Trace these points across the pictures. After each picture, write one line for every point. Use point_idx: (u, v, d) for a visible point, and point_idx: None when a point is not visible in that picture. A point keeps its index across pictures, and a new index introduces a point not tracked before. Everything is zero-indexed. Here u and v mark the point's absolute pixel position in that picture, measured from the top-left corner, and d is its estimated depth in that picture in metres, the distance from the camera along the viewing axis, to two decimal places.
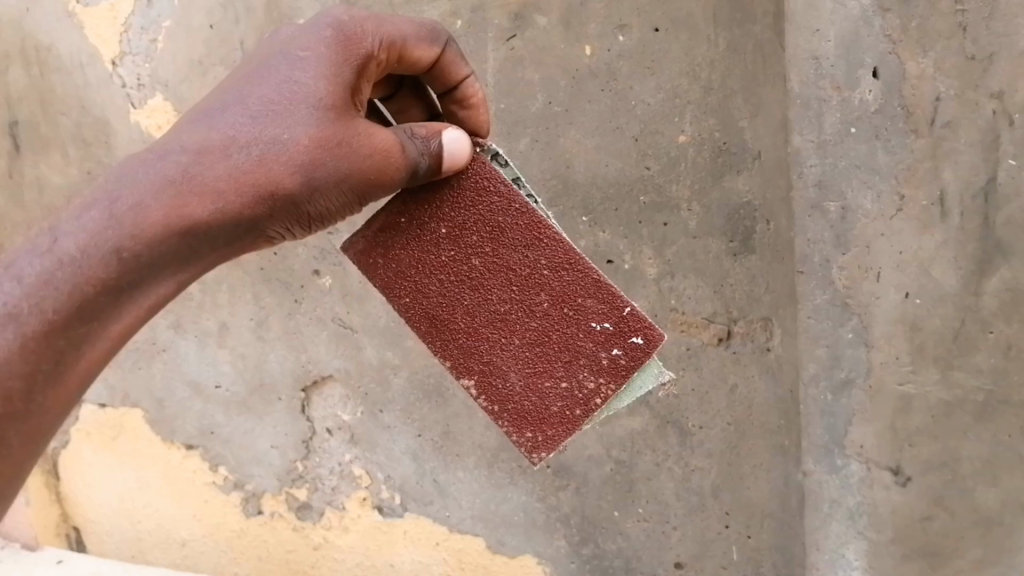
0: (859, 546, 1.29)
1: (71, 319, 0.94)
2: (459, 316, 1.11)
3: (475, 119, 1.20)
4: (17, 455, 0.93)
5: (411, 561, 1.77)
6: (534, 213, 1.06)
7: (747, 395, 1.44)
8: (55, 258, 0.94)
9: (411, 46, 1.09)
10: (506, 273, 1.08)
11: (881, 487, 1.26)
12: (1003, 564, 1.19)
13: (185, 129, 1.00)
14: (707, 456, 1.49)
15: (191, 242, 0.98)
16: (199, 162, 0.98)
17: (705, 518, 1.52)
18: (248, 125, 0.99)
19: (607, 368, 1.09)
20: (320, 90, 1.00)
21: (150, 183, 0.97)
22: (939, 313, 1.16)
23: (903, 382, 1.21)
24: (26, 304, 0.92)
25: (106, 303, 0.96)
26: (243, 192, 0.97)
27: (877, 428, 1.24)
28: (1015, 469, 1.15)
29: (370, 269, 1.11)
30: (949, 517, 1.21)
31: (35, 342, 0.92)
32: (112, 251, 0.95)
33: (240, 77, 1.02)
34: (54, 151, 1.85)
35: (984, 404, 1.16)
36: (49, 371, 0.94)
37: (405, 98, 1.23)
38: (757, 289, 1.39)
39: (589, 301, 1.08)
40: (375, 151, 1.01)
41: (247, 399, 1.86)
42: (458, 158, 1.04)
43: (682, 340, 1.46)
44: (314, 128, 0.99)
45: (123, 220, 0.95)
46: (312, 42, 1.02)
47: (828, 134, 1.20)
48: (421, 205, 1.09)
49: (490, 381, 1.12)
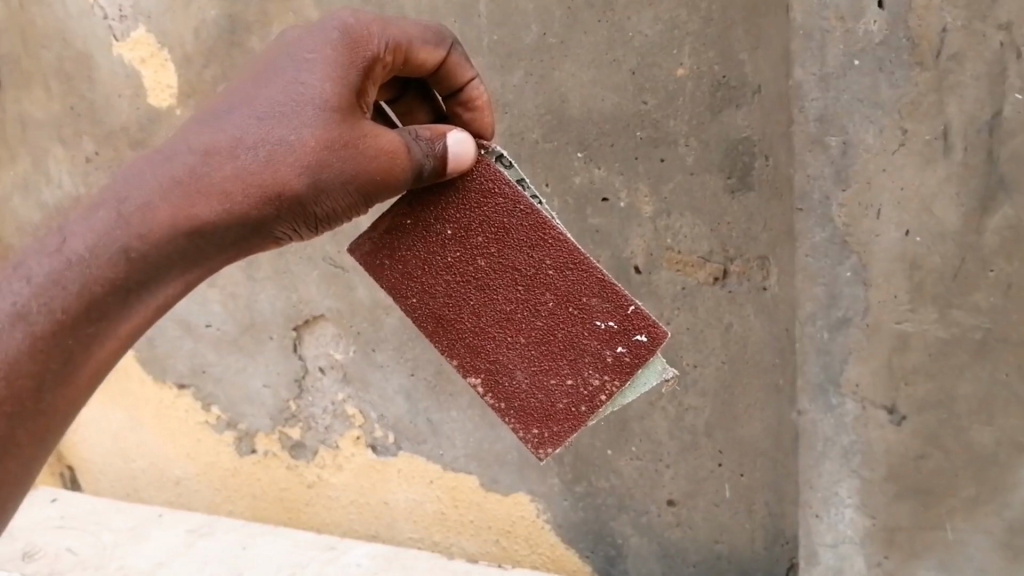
0: (852, 484, 1.28)
1: (78, 319, 0.95)
2: (465, 316, 1.12)
3: (480, 122, 1.19)
4: (25, 453, 0.94)
5: (405, 499, 1.79)
6: (538, 214, 1.07)
7: (742, 333, 1.42)
8: (62, 259, 0.95)
9: (417, 49, 1.09)
10: (511, 273, 1.09)
11: (876, 427, 1.25)
12: (995, 503, 1.23)
13: (192, 131, 1.01)
14: (701, 395, 1.48)
15: (197, 243, 0.99)
16: (206, 163, 0.98)
17: (698, 456, 1.52)
18: (255, 126, 0.99)
19: (612, 365, 1.09)
20: (326, 91, 1.00)
21: (158, 184, 0.98)
22: (939, 251, 1.16)
23: (901, 321, 1.20)
24: (36, 304, 0.94)
25: (113, 304, 0.97)
26: (250, 193, 0.98)
27: (873, 367, 1.23)
28: (1010, 407, 1.18)
29: (378, 271, 1.12)
30: (943, 456, 1.23)
31: (44, 342, 0.93)
32: (118, 251, 0.96)
33: (248, 79, 1.03)
34: (38, 86, 1.81)
35: (982, 342, 1.17)
36: (56, 370, 0.95)
37: (411, 100, 1.21)
38: (755, 227, 1.37)
39: (593, 300, 1.08)
40: (381, 152, 1.01)
41: (239, 338, 1.84)
42: (463, 160, 1.05)
43: (677, 279, 1.44)
44: (321, 128, 0.99)
45: (130, 220, 0.96)
46: (319, 43, 1.02)
47: (831, 67, 1.15)
48: (427, 206, 1.09)
49: (497, 378, 1.13)
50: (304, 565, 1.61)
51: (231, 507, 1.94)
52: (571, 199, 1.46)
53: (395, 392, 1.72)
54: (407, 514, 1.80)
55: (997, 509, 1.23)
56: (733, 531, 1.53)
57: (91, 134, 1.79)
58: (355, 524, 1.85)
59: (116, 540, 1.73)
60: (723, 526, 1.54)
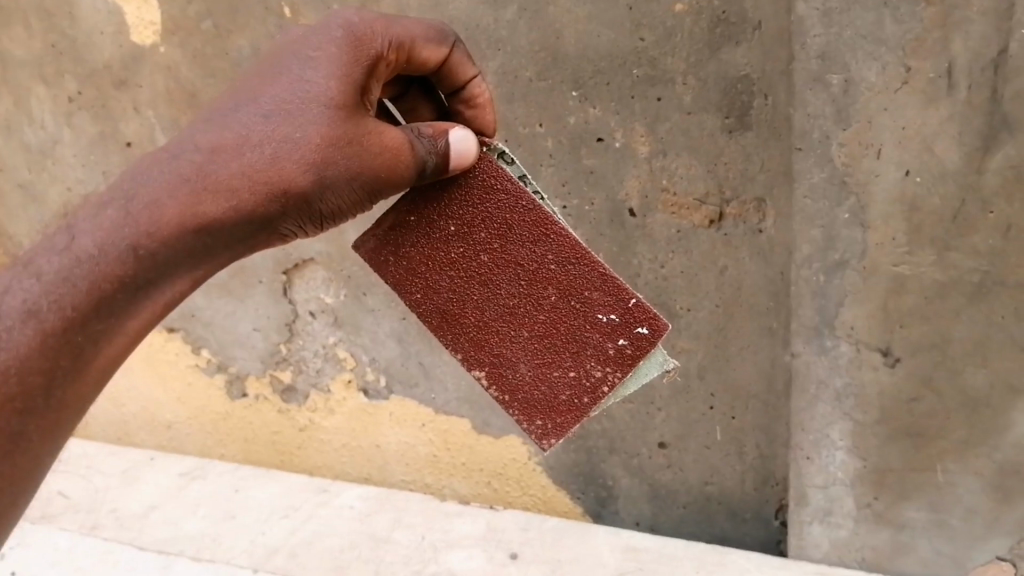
0: (845, 427, 1.32)
1: (88, 316, 0.90)
2: (469, 310, 1.10)
3: (481, 120, 1.17)
4: (33, 451, 0.88)
5: (397, 441, 1.79)
6: (540, 210, 1.05)
7: (736, 276, 1.41)
8: (72, 256, 0.91)
9: (419, 47, 1.07)
10: (514, 268, 1.07)
11: (870, 369, 1.27)
12: (986, 445, 1.24)
13: (198, 129, 0.97)
14: (694, 338, 1.47)
15: (206, 241, 0.95)
16: (213, 160, 0.95)
17: (690, 399, 1.52)
18: (261, 123, 0.96)
19: (614, 357, 1.08)
20: (331, 89, 0.98)
21: (166, 182, 0.94)
22: (940, 191, 1.14)
23: (898, 263, 1.19)
24: (46, 299, 0.89)
25: (123, 301, 0.92)
26: (257, 190, 0.95)
27: (869, 310, 1.24)
28: (1005, 351, 1.18)
29: (382, 268, 1.10)
30: (937, 397, 1.24)
31: (53, 338, 0.88)
32: (128, 247, 0.92)
33: (253, 77, 1.00)
34: (16, 23, 1.72)
35: (979, 285, 1.16)
36: (66, 367, 0.89)
37: (415, 97, 1.20)
38: (752, 168, 1.34)
39: (595, 293, 1.07)
40: (385, 150, 0.99)
41: (227, 281, 1.81)
42: (465, 158, 1.04)
43: (672, 222, 1.42)
44: (326, 126, 0.96)
45: (139, 217, 0.92)
46: (323, 42, 1.00)
47: (834, 2, 1.12)
48: (430, 203, 1.07)
49: (501, 371, 1.12)
50: (297, 508, 1.62)
51: (223, 450, 1.94)
52: (565, 140, 1.43)
53: (386, 336, 1.71)
54: (399, 456, 1.80)
55: (988, 451, 1.24)
56: (724, 473, 1.54)
57: (74, 72, 1.72)
58: (347, 466, 1.85)
59: (108, 483, 1.73)
60: (714, 468, 1.55)
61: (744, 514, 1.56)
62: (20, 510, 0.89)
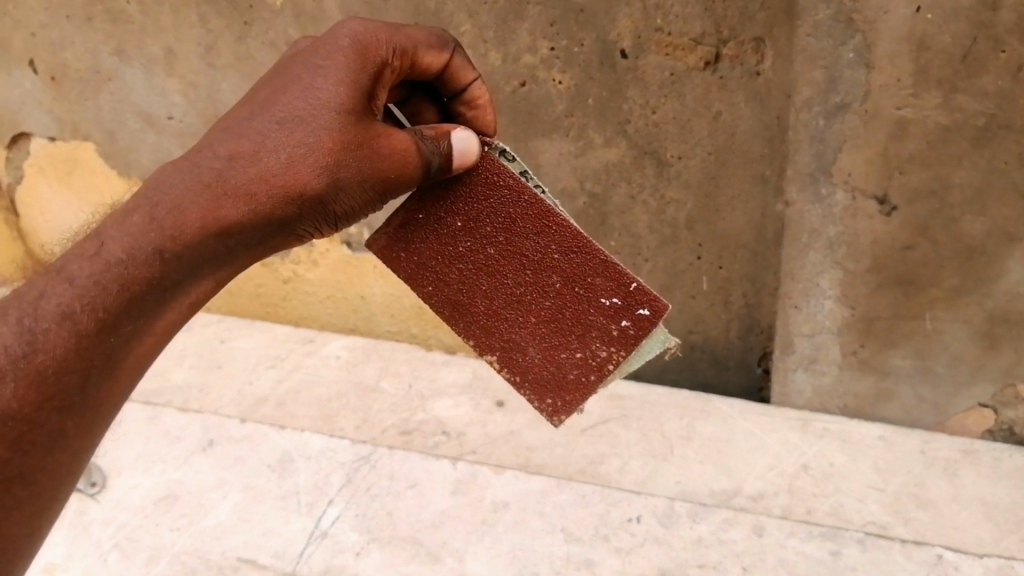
0: (835, 275, 1.33)
1: (118, 317, 0.81)
2: (478, 299, 1.06)
3: (482, 120, 1.08)
4: (72, 446, 0.80)
5: (381, 293, 1.77)
6: (541, 203, 1.01)
7: (730, 122, 1.33)
8: (100, 262, 0.82)
9: (422, 53, 1.00)
10: (520, 259, 1.03)
11: (865, 217, 1.26)
12: (977, 293, 1.26)
13: (213, 137, 0.89)
14: (684, 188, 1.42)
15: (228, 245, 0.88)
16: (232, 167, 0.87)
17: (677, 250, 1.48)
18: (275, 130, 0.88)
19: (617, 337, 1.03)
20: (342, 95, 0.90)
21: (186, 187, 0.86)
22: (951, 30, 1.09)
23: (902, 107, 1.16)
24: (78, 303, 0.80)
25: (152, 304, 0.83)
26: (274, 195, 0.88)
27: (867, 156, 1.21)
28: (1004, 197, 1.17)
29: (394, 265, 1.06)
30: (931, 246, 1.25)
31: (88, 338, 0.79)
32: (154, 251, 0.83)
33: (265, 86, 0.92)
34: None
35: (983, 129, 1.13)
36: (100, 367, 0.81)
37: (419, 100, 1.12)
38: (752, 5, 1.23)
39: (597, 279, 1.02)
40: (395, 151, 0.93)
41: (203, 130, 1.68)
42: (468, 155, 0.99)
43: (666, 65, 1.32)
44: (339, 130, 0.89)
45: (164, 222, 0.84)
46: (330, 50, 0.93)
47: None
48: (436, 200, 1.03)
49: (511, 354, 1.07)
50: (284, 359, 1.61)
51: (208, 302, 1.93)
52: None
53: None
54: (384, 307, 1.78)
55: (978, 299, 1.27)
56: (708, 322, 1.54)
57: None
58: (333, 316, 1.85)
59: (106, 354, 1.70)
60: (698, 317, 1.54)
61: (727, 361, 1.58)
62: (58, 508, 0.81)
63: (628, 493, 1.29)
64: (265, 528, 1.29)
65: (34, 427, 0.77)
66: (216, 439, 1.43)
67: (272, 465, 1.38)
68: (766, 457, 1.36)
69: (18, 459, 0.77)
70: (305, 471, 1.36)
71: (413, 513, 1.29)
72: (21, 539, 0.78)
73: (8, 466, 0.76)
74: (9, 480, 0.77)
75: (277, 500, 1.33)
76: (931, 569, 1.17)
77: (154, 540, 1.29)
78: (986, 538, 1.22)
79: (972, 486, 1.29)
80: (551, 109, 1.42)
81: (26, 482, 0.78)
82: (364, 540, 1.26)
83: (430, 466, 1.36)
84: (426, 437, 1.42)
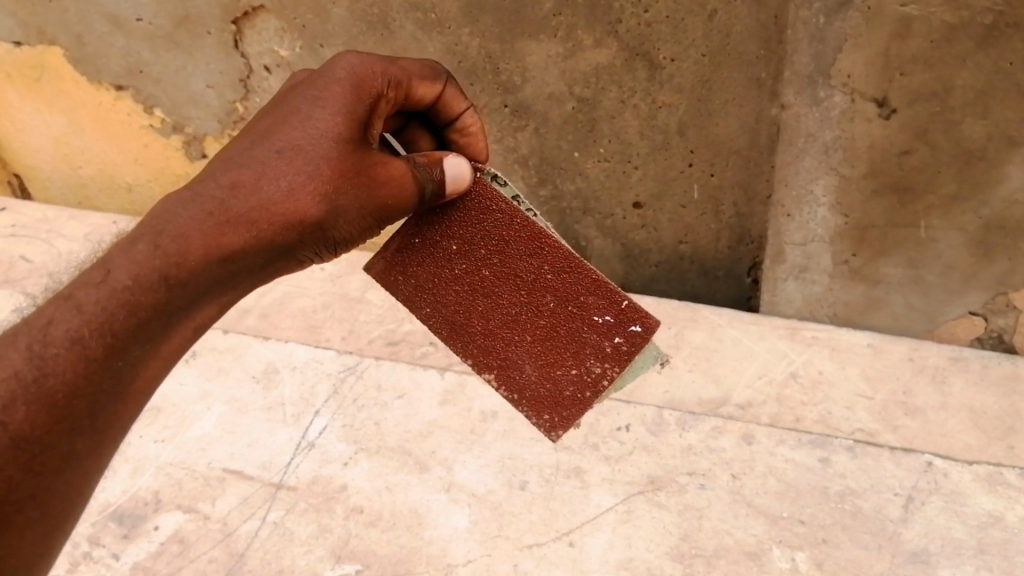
0: (830, 181, 1.32)
1: (125, 341, 0.79)
2: (473, 318, 1.03)
3: (474, 147, 1.07)
4: (81, 464, 0.79)
5: None
6: (534, 225, 0.99)
7: (727, 21, 1.25)
8: (107, 290, 0.79)
9: (416, 85, 0.98)
10: (514, 281, 1.01)
11: (863, 121, 1.24)
12: (975, 201, 1.25)
13: (212, 167, 0.87)
14: (676, 92, 1.34)
15: (228, 271, 0.85)
16: (234, 195, 0.85)
17: (668, 156, 1.41)
18: (275, 159, 0.86)
19: (611, 354, 1.00)
20: (340, 125, 0.89)
21: (189, 214, 0.83)
22: None
23: (905, 3, 1.12)
24: (87, 328, 0.78)
25: (157, 328, 0.81)
26: (276, 222, 0.86)
27: (868, 55, 1.18)
28: (1008, 99, 1.14)
29: (392, 288, 1.04)
30: (930, 151, 1.22)
31: (97, 363, 0.78)
32: (159, 277, 0.80)
33: (264, 116, 0.90)
34: None
35: (990, 27, 1.10)
36: (108, 390, 0.79)
37: (415, 128, 1.08)
38: None
39: (590, 297, 1.00)
40: (391, 178, 0.91)
41: (175, 34, 1.59)
42: (460, 181, 0.96)
43: None
44: (337, 160, 0.88)
45: (169, 249, 0.81)
46: (327, 82, 0.91)
47: None
48: (432, 224, 1.01)
49: (505, 373, 1.04)
50: None
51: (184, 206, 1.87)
52: None
53: None
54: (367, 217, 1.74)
55: (975, 207, 1.25)
56: (698, 232, 1.50)
57: None
58: None
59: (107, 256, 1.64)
60: (688, 227, 1.50)
61: (716, 272, 1.55)
62: (71, 525, 0.81)
63: (618, 403, 1.29)
64: (251, 439, 1.28)
65: (46, 449, 0.76)
66: (198, 349, 1.41)
67: (257, 375, 1.36)
68: (755, 364, 1.35)
69: (31, 481, 0.76)
70: (291, 380, 1.35)
71: (400, 424, 1.28)
72: (35, 559, 0.78)
73: (22, 489, 0.75)
74: (21, 500, 0.75)
75: (263, 412, 1.31)
76: (920, 476, 1.18)
77: (138, 453, 1.28)
78: (975, 444, 1.22)
79: (960, 394, 1.29)
80: (538, 7, 1.32)
81: (38, 503, 0.76)
82: (350, 451, 1.25)
83: (417, 377, 1.34)
84: (414, 348, 1.39)
